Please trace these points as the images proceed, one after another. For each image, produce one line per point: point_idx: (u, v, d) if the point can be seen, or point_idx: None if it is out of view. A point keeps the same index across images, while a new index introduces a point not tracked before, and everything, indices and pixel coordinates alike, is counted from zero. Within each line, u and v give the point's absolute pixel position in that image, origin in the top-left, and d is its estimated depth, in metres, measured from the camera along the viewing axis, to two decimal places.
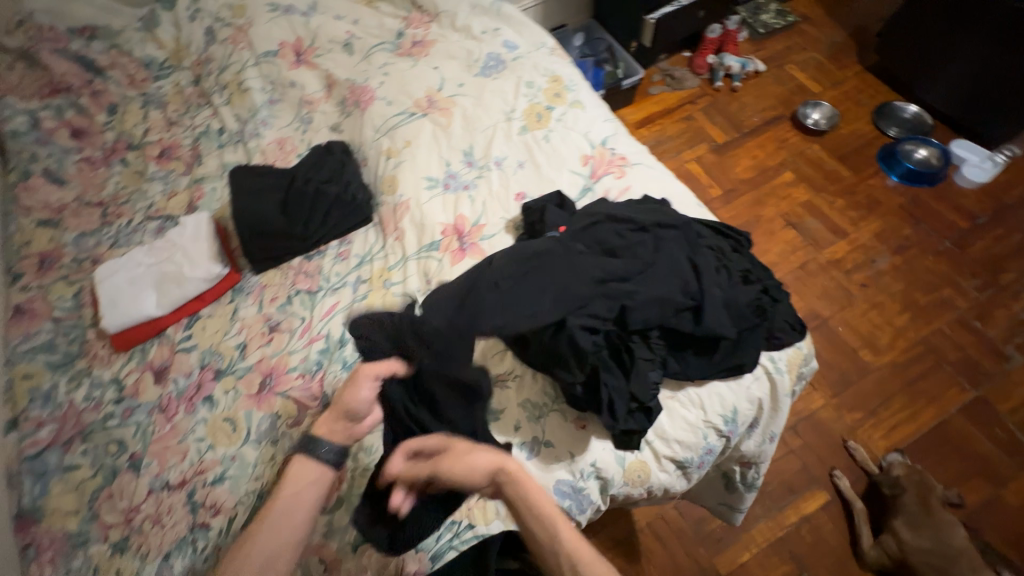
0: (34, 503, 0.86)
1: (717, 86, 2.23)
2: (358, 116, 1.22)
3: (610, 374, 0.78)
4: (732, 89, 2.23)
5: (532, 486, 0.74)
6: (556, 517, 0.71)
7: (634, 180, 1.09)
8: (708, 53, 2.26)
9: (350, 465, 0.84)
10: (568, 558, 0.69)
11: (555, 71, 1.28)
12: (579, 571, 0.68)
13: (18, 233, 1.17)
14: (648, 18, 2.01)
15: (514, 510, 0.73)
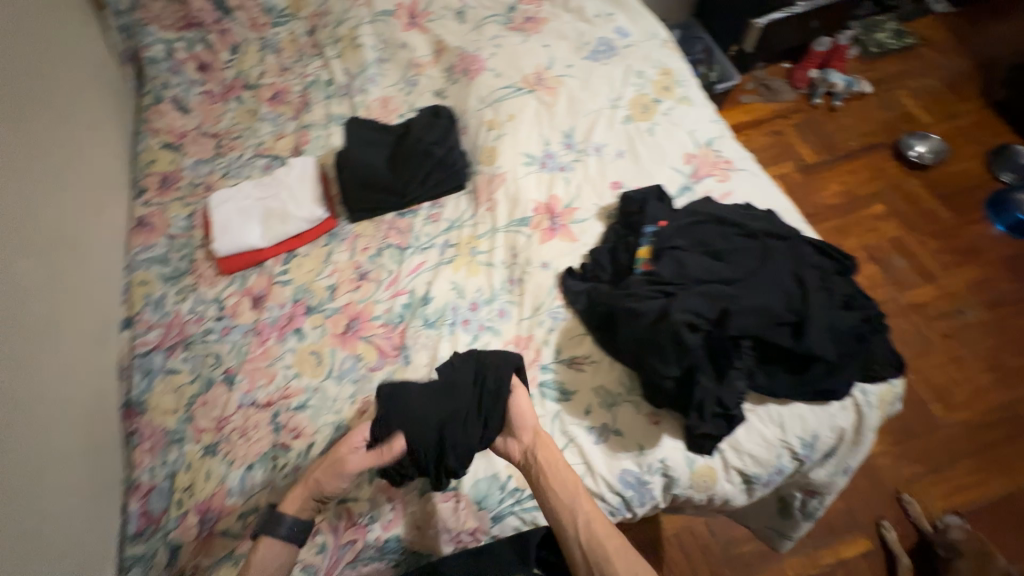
0: (140, 396, 0.95)
1: (815, 103, 2.11)
2: (464, 85, 1.24)
3: (704, 378, 0.74)
4: (831, 108, 2.10)
5: (559, 459, 0.77)
6: (577, 496, 0.75)
7: (737, 186, 1.05)
8: (812, 66, 2.12)
9: None
10: (586, 525, 0.73)
11: (666, 64, 1.25)
12: (597, 538, 0.73)
13: (145, 152, 1.27)
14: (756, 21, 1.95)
15: (535, 484, 0.76)
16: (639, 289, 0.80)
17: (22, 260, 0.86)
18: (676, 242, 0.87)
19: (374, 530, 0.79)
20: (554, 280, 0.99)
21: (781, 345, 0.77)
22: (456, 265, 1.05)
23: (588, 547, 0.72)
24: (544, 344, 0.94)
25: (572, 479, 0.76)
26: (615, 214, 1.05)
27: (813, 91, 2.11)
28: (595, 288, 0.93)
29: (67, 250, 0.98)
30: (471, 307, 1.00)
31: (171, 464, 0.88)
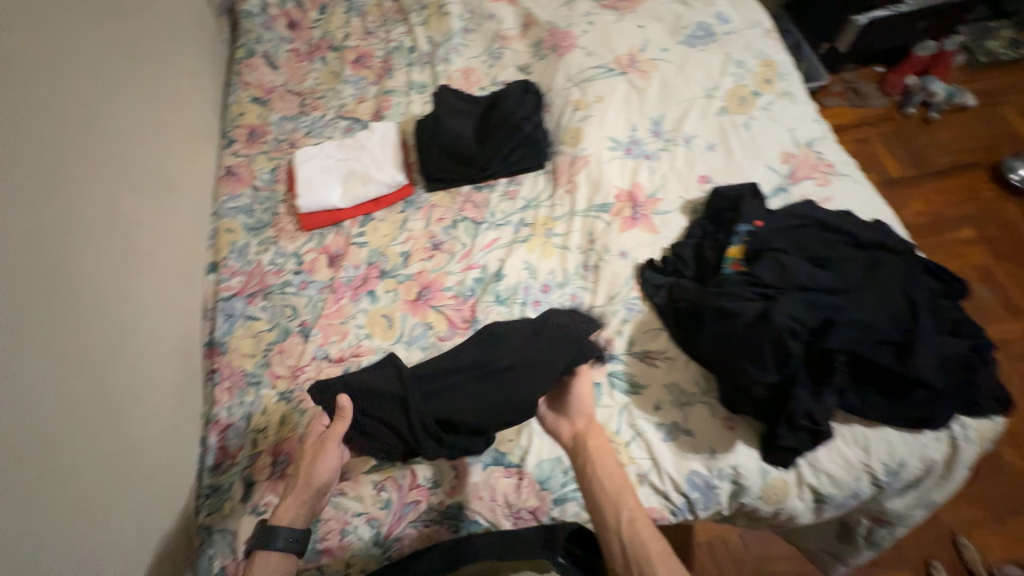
0: (221, 338, 0.99)
1: (908, 113, 1.93)
2: (552, 61, 1.21)
3: (801, 391, 0.70)
4: (925, 119, 1.93)
5: (608, 449, 0.72)
6: (623, 490, 0.68)
7: (839, 192, 0.98)
8: (908, 72, 1.93)
9: None
10: (630, 521, 0.66)
11: (769, 55, 1.17)
12: (639, 538, 0.64)
13: (235, 104, 1.31)
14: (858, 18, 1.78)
15: (579, 473, 0.72)
16: (735, 289, 0.78)
17: (123, 198, 0.91)
18: (776, 242, 0.82)
19: (436, 495, 0.81)
20: (632, 271, 0.97)
21: (882, 366, 0.71)
22: (530, 245, 1.03)
23: (630, 549, 0.64)
24: (617, 334, 0.91)
25: (617, 470, 0.70)
26: (702, 209, 1.01)
27: (907, 100, 1.93)
28: (677, 282, 0.90)
29: (164, 192, 1.03)
30: (542, 289, 0.99)
31: (248, 405, 0.92)
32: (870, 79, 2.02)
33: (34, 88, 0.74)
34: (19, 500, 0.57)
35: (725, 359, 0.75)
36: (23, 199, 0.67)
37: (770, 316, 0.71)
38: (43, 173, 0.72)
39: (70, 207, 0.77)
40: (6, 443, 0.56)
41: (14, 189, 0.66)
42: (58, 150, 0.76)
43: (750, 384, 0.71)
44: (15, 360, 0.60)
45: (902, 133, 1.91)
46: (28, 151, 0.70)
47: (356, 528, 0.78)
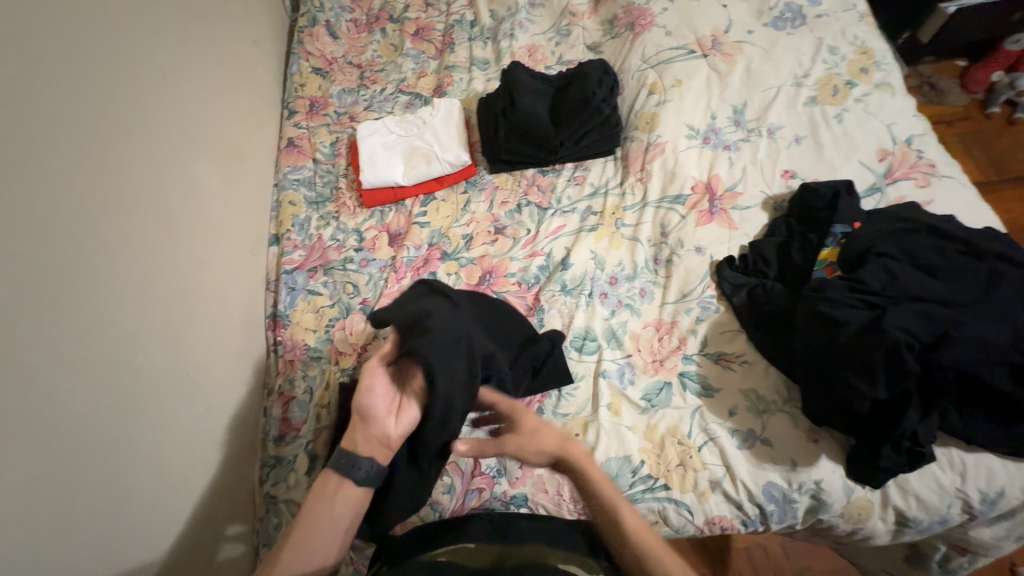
0: (284, 311, 0.99)
1: (990, 113, 1.57)
2: (627, 40, 1.15)
3: (912, 411, 0.67)
4: (1010, 120, 1.56)
5: (592, 469, 0.69)
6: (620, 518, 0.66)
7: (942, 194, 0.90)
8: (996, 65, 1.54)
9: (553, 392, 0.85)
10: (631, 548, 0.64)
11: (866, 42, 1.08)
12: (643, 564, 0.63)
13: (296, 74, 1.29)
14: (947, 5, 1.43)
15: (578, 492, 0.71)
16: (838, 294, 0.73)
17: (192, 169, 0.92)
18: (881, 246, 0.78)
19: (500, 484, 0.79)
20: (708, 268, 0.92)
21: (997, 389, 0.67)
22: (598, 234, 0.98)
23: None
24: (690, 333, 0.87)
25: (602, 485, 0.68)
26: (787, 206, 0.95)
27: (990, 97, 1.56)
28: (760, 284, 0.85)
29: (232, 161, 1.04)
30: (610, 281, 0.94)
31: (311, 379, 0.91)
32: (950, 74, 1.65)
33: (102, 57, 0.74)
34: (79, 465, 0.58)
35: (823, 367, 0.71)
36: (91, 169, 0.68)
37: (885, 328, 0.67)
38: (113, 143, 0.73)
39: (137, 177, 0.77)
40: (68, 409, 0.58)
41: (80, 156, 0.66)
42: (126, 120, 0.77)
43: (855, 398, 0.68)
44: (78, 332, 0.61)
45: (984, 134, 1.56)
46: (97, 122, 0.71)
47: (418, 510, 0.78)
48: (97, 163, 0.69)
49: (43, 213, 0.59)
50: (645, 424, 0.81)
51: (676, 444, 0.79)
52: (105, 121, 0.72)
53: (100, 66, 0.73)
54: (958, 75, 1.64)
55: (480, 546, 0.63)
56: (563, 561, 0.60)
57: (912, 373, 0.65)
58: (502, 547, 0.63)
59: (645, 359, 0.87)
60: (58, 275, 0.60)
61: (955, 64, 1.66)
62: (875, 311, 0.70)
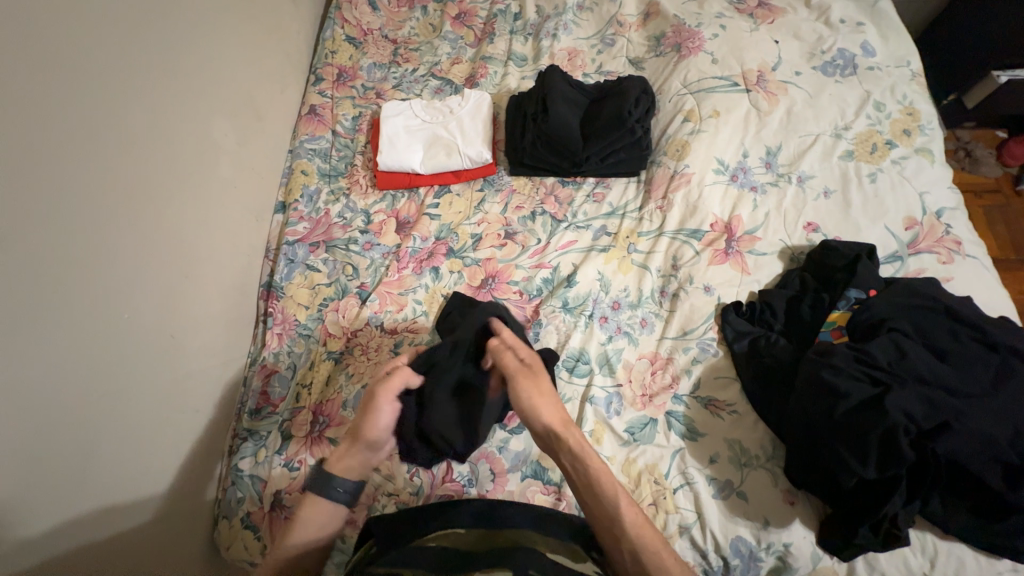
0: (279, 282, 0.97)
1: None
2: (671, 62, 1.12)
3: (899, 496, 0.66)
4: None
5: (587, 451, 0.65)
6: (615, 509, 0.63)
7: (963, 273, 0.88)
8: None
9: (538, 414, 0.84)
10: (628, 541, 0.61)
11: (913, 103, 1.04)
12: (640, 556, 0.60)
13: (329, 40, 1.26)
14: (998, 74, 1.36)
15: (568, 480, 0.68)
16: (844, 363, 0.71)
17: (204, 125, 0.89)
18: (896, 320, 0.76)
19: (469, 494, 0.77)
20: (714, 309, 0.90)
21: (986, 485, 0.66)
22: (608, 256, 0.96)
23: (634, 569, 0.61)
24: (684, 373, 0.85)
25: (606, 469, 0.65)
26: (803, 259, 0.92)
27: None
28: (764, 336, 0.84)
29: (249, 122, 1.02)
30: (612, 305, 0.92)
31: (296, 356, 0.91)
32: (986, 143, 1.57)
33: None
34: (32, 419, 0.56)
35: (816, 435, 0.70)
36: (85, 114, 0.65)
37: (886, 408, 0.66)
38: (116, 90, 0.71)
39: (140, 128, 0.75)
40: (26, 360, 0.56)
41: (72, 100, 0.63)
42: (131, 66, 0.74)
43: (843, 473, 0.67)
44: (49, 279, 0.59)
45: (1008, 211, 1.50)
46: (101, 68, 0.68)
47: (383, 506, 0.77)
48: (92, 107, 0.67)
49: (22, 155, 0.57)
50: (624, 457, 0.80)
51: (651, 482, 0.78)
52: (106, 65, 0.70)
53: (108, 9, 0.71)
54: (993, 146, 1.56)
55: (469, 530, 0.63)
56: (550, 551, 0.60)
57: (905, 458, 0.64)
58: (486, 531, 0.63)
59: (634, 391, 0.85)
60: (32, 220, 0.58)
61: (994, 133, 1.58)
62: (878, 389, 0.69)
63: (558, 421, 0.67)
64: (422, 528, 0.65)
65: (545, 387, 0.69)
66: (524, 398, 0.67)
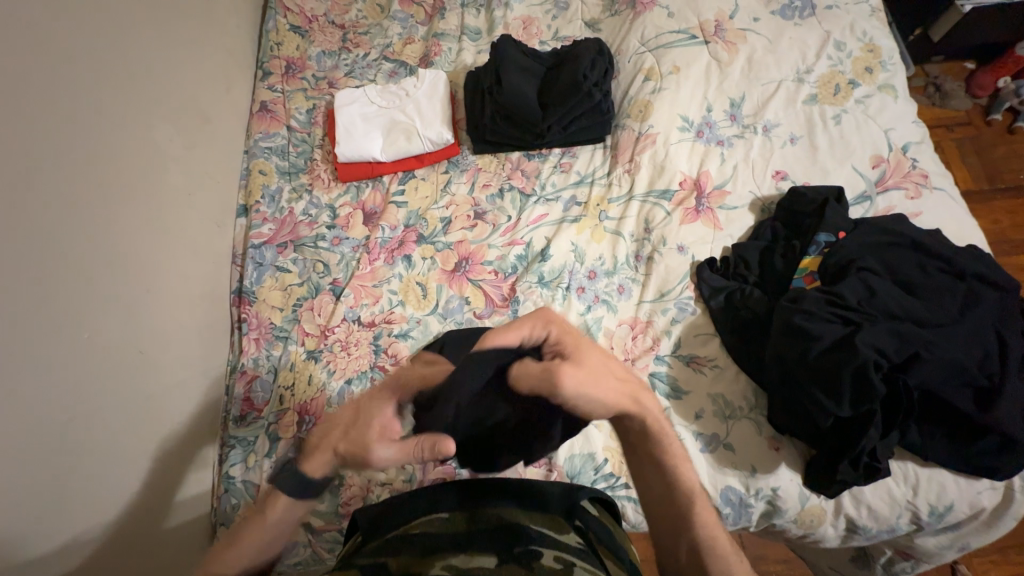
0: (251, 287, 0.95)
1: (993, 119, 1.49)
2: (627, 20, 1.09)
3: (874, 430, 0.67)
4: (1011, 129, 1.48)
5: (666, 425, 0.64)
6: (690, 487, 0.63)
7: (930, 207, 0.88)
8: (1004, 72, 1.44)
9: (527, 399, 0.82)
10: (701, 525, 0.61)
11: (874, 39, 1.02)
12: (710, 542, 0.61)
13: (273, 31, 1.21)
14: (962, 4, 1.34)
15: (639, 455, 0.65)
16: (815, 307, 0.72)
17: (148, 132, 0.86)
18: (863, 260, 0.77)
19: (461, 475, 0.78)
20: (689, 269, 0.90)
21: (960, 411, 0.68)
22: (580, 226, 0.95)
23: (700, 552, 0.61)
24: (665, 334, 0.85)
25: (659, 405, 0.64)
26: (774, 208, 0.92)
27: (993, 105, 1.48)
28: (739, 289, 0.84)
29: (197, 125, 0.98)
30: (588, 275, 0.92)
31: (275, 359, 0.90)
32: (955, 76, 1.54)
33: (24, 2, 0.66)
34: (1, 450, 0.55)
35: (793, 381, 0.71)
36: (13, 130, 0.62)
37: (857, 348, 0.67)
38: (42, 102, 0.67)
39: (77, 141, 0.71)
40: None
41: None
42: (59, 74, 0.70)
43: (820, 415, 0.68)
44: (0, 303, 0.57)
45: (980, 142, 1.49)
46: (23, 79, 0.65)
47: (378, 496, 0.78)
48: (20, 122, 0.63)
49: None
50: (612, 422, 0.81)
51: None
52: (32, 76, 0.66)
53: (24, 14, 0.66)
54: (963, 78, 1.54)
55: (455, 514, 0.63)
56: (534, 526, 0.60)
57: (877, 394, 0.65)
58: (471, 513, 0.63)
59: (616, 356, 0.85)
60: None
61: (962, 65, 1.56)
62: (850, 328, 0.69)
63: (628, 392, 0.60)
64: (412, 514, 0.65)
65: (597, 375, 0.58)
66: (579, 394, 0.57)
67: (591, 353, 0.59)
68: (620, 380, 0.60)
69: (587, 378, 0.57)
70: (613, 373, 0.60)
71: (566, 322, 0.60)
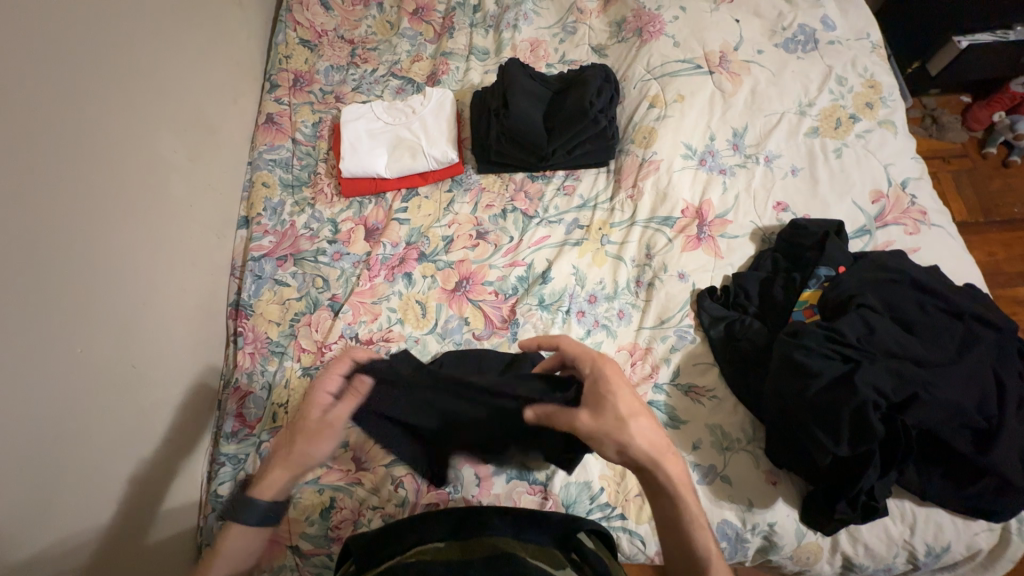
0: (248, 300, 0.94)
1: (988, 153, 1.52)
2: (634, 47, 1.11)
3: (873, 470, 0.66)
4: (1006, 163, 1.51)
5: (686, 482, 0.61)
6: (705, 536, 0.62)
7: (929, 243, 0.89)
8: (1000, 106, 1.47)
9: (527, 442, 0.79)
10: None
11: (875, 75, 1.04)
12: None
13: (282, 44, 1.22)
14: (960, 42, 1.37)
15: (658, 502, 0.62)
16: (815, 342, 0.71)
17: (153, 143, 0.85)
18: (863, 295, 0.77)
19: (455, 501, 0.77)
20: (689, 296, 0.90)
21: (959, 452, 0.68)
22: (581, 249, 0.95)
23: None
24: (663, 362, 0.85)
25: (683, 470, 0.61)
26: (775, 239, 0.93)
27: (989, 138, 1.50)
28: (739, 319, 0.84)
29: (202, 136, 0.98)
30: (589, 299, 0.91)
31: (270, 374, 0.88)
32: (951, 109, 1.57)
33: (37, 17, 0.67)
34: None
35: (791, 416, 0.71)
36: (17, 141, 0.62)
37: (859, 387, 0.66)
38: (46, 114, 0.66)
39: (83, 153, 0.71)
40: None
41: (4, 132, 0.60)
42: (66, 85, 0.70)
43: (818, 453, 0.68)
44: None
45: (976, 175, 1.51)
46: (32, 91, 0.65)
47: (369, 521, 0.76)
48: (21, 133, 0.63)
49: None
50: None
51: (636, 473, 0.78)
52: (40, 88, 0.66)
53: (32, 24, 0.66)
54: (958, 112, 1.56)
55: (450, 543, 0.61)
56: (530, 557, 0.59)
57: (877, 434, 0.65)
58: (465, 543, 0.61)
59: None
60: None
61: (959, 98, 1.58)
62: (849, 365, 0.69)
63: (650, 451, 0.58)
64: (405, 542, 0.63)
65: (617, 424, 0.57)
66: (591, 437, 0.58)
67: (620, 391, 0.59)
68: (648, 435, 0.59)
69: (600, 420, 0.58)
70: (635, 420, 0.58)
71: (610, 368, 0.61)
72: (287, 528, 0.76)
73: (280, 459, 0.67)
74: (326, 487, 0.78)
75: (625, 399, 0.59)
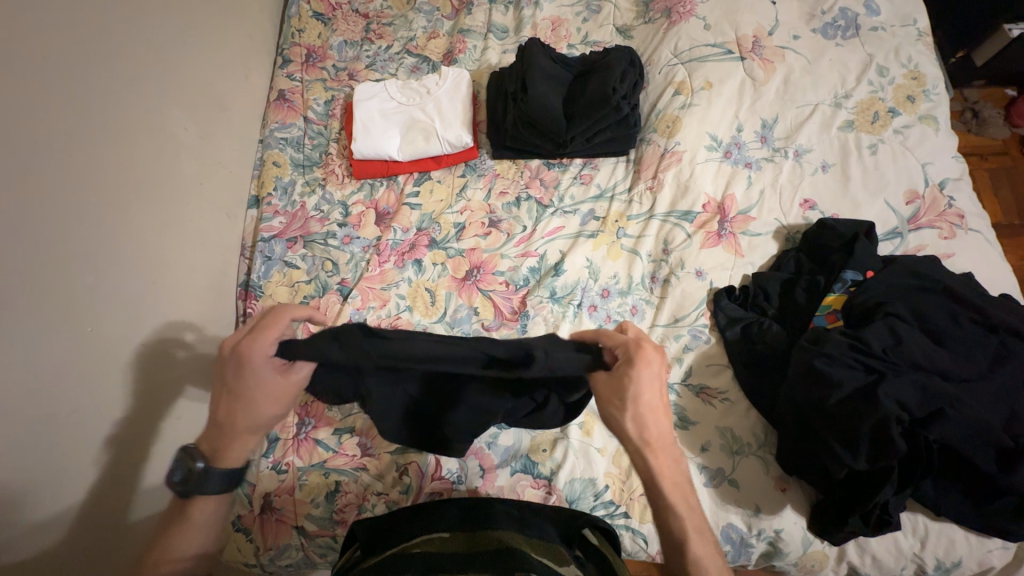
0: (258, 281, 0.94)
1: None
2: (661, 29, 1.05)
3: (890, 486, 0.65)
4: None
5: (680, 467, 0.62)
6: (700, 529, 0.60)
7: (964, 248, 0.85)
8: None
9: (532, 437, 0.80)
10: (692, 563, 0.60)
11: (919, 66, 0.98)
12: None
13: (295, 17, 1.18)
14: (1012, 30, 1.27)
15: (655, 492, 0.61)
16: (836, 351, 0.69)
17: (162, 119, 0.83)
18: (892, 303, 0.74)
19: (459, 491, 0.77)
20: (706, 295, 0.87)
21: (980, 470, 0.66)
22: (596, 242, 0.92)
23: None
24: (675, 362, 0.83)
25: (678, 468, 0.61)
26: (799, 238, 0.89)
27: None
28: (757, 321, 0.81)
29: (213, 112, 0.96)
30: (601, 293, 0.89)
31: None
32: (995, 103, 1.48)
33: None
34: None
35: (807, 425, 0.69)
36: (24, 118, 0.61)
37: (881, 400, 0.64)
38: (54, 89, 0.65)
39: (92, 130, 0.70)
40: None
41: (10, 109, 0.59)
42: (74, 59, 0.68)
43: (834, 465, 0.66)
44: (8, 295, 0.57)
45: (1015, 174, 1.43)
46: (39, 66, 0.63)
47: (373, 506, 0.77)
48: (21, 108, 0.61)
49: None
50: (614, 448, 0.79)
51: None
52: (46, 62, 0.65)
53: None
54: (1002, 106, 1.47)
55: (452, 535, 0.61)
56: (533, 552, 0.58)
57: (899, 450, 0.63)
58: (468, 535, 0.61)
59: None
60: None
61: (1003, 91, 1.49)
62: (872, 377, 0.67)
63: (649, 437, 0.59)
64: (407, 533, 0.63)
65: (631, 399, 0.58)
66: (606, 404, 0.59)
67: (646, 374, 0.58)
68: (648, 426, 0.59)
69: (616, 388, 0.58)
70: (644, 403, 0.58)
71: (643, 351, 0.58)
72: (293, 509, 0.77)
73: (223, 431, 0.60)
74: (332, 471, 0.79)
75: (641, 385, 0.58)
